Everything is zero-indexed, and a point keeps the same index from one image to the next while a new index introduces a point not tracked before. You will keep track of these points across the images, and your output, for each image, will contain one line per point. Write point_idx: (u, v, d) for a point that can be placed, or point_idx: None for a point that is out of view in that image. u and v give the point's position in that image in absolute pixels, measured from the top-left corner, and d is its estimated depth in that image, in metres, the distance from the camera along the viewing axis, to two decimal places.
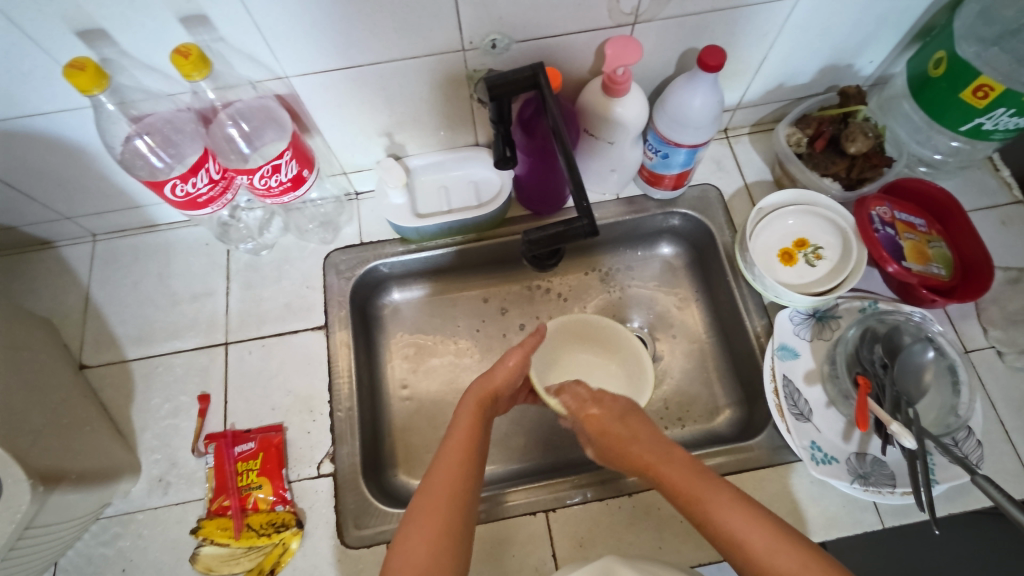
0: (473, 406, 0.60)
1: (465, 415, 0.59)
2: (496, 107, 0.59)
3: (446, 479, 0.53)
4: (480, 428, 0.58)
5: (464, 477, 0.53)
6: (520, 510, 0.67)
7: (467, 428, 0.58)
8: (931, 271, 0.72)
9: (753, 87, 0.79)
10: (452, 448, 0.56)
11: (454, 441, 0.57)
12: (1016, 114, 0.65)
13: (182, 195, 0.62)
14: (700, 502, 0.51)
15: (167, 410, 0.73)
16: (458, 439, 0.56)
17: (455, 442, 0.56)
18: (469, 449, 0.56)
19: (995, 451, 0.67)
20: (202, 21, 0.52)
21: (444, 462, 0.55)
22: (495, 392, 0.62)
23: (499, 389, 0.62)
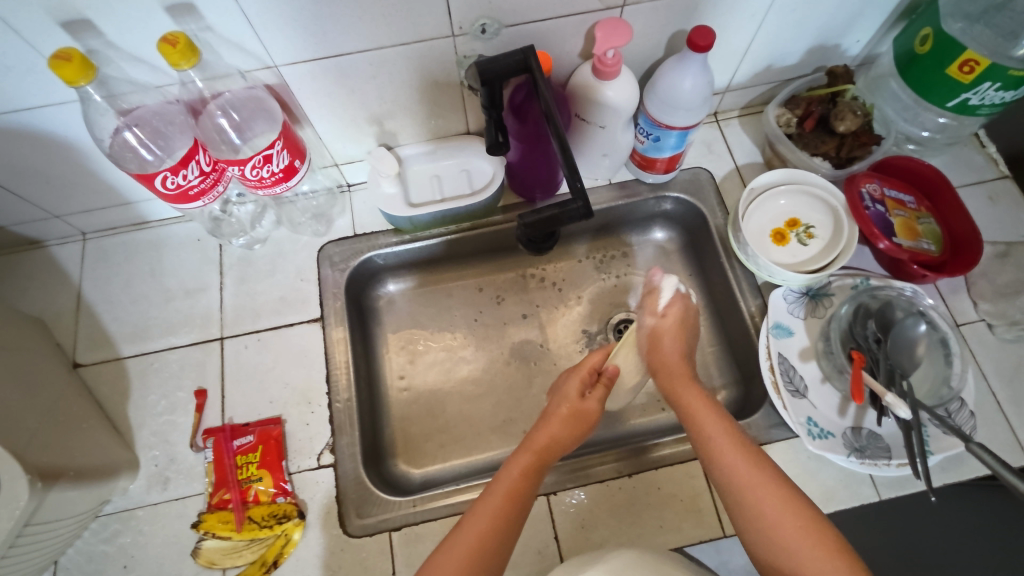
0: (528, 457, 0.59)
1: (512, 469, 0.58)
2: (487, 93, 0.59)
3: (489, 517, 0.54)
4: (526, 482, 0.57)
5: (498, 528, 0.53)
6: None
7: (512, 487, 0.56)
8: (922, 246, 0.73)
9: (742, 69, 0.79)
10: (496, 497, 0.55)
11: (497, 489, 0.56)
12: (1002, 88, 0.66)
13: (173, 187, 0.61)
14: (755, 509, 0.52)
15: (163, 406, 0.72)
16: (503, 489, 0.56)
17: (503, 488, 0.56)
18: (511, 509, 0.55)
19: (987, 421, 0.69)
20: (189, 10, 0.52)
21: (487, 506, 0.55)
22: (550, 449, 0.60)
23: (557, 445, 0.61)
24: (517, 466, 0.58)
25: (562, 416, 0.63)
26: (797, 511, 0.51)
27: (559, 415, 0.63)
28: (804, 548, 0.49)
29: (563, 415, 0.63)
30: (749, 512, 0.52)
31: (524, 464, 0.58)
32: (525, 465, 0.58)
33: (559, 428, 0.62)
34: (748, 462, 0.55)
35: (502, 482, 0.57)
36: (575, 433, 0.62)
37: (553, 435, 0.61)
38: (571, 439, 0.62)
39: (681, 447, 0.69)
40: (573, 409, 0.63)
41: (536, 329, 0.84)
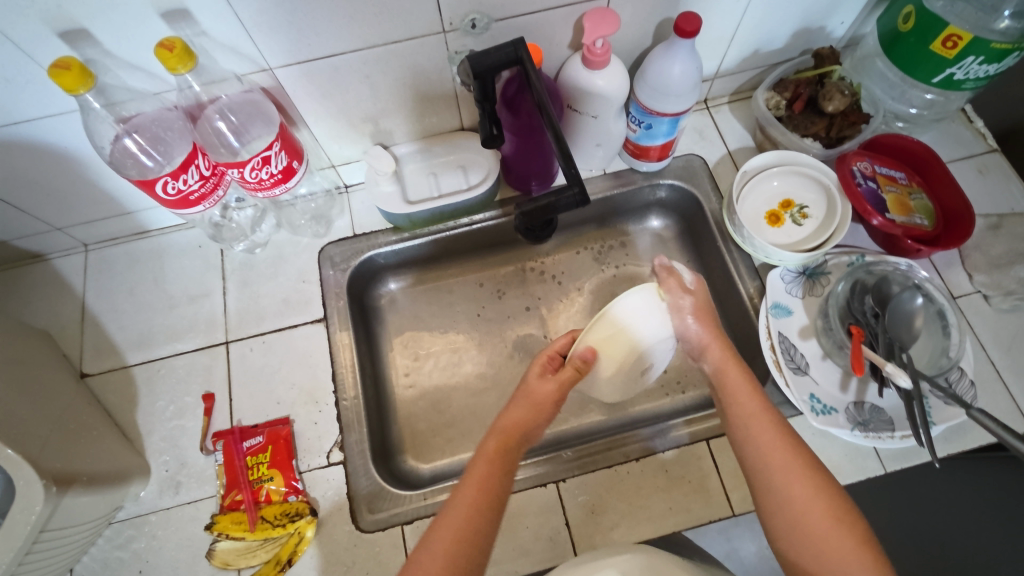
0: (496, 441, 0.56)
1: (481, 463, 0.54)
2: (480, 86, 0.60)
3: (461, 511, 0.51)
4: (497, 469, 0.54)
5: (476, 519, 0.51)
6: (530, 483, 0.68)
7: (481, 482, 0.53)
8: (915, 221, 0.74)
9: (729, 54, 0.80)
10: (467, 493, 0.52)
11: (469, 483, 0.53)
12: (985, 61, 0.67)
13: (174, 193, 0.62)
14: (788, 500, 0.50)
15: (172, 412, 0.73)
16: (476, 477, 0.53)
17: (475, 476, 0.53)
18: (485, 503, 0.51)
19: (987, 390, 0.69)
20: (184, 15, 0.53)
21: (457, 503, 0.52)
22: (518, 432, 0.56)
23: (525, 426, 0.57)
24: (484, 456, 0.54)
25: (525, 397, 0.59)
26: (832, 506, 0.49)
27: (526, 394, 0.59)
28: (826, 530, 0.48)
29: (526, 398, 0.59)
30: (769, 479, 0.51)
31: (491, 452, 0.55)
32: (492, 452, 0.55)
33: (524, 410, 0.57)
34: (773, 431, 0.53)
35: (475, 467, 0.54)
36: (542, 412, 0.58)
37: (518, 420, 0.57)
38: (540, 416, 0.57)
39: (692, 428, 0.69)
40: (536, 390, 0.59)
41: (538, 321, 0.85)
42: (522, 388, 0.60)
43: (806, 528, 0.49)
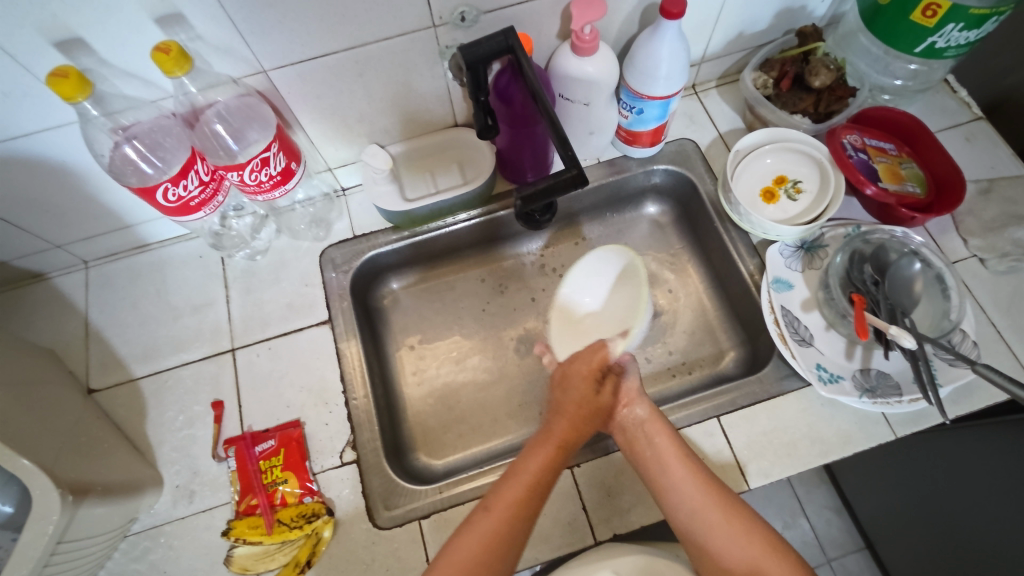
0: (546, 449, 0.61)
1: (520, 478, 0.58)
2: (473, 76, 0.61)
3: (512, 496, 0.57)
4: (547, 475, 0.59)
5: (524, 506, 0.57)
6: None
7: (533, 476, 0.59)
8: (907, 190, 0.75)
9: (715, 38, 0.81)
10: (517, 485, 0.58)
11: (510, 486, 0.58)
12: (965, 28, 0.68)
13: (175, 200, 0.62)
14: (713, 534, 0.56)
15: (182, 421, 0.72)
16: (524, 481, 0.58)
17: (520, 480, 0.58)
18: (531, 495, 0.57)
19: (991, 351, 0.70)
20: (178, 20, 0.54)
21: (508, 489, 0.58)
22: (564, 443, 0.62)
23: (572, 438, 0.62)
24: (540, 454, 0.60)
25: (575, 405, 0.64)
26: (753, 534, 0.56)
27: (576, 397, 0.64)
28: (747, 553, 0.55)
29: (568, 410, 0.64)
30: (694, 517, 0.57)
31: (540, 465, 0.59)
32: (545, 463, 0.60)
33: (568, 420, 0.63)
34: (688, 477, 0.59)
35: (523, 470, 0.59)
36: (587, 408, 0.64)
37: (569, 428, 0.63)
38: (587, 427, 0.63)
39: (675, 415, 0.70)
40: (583, 401, 0.64)
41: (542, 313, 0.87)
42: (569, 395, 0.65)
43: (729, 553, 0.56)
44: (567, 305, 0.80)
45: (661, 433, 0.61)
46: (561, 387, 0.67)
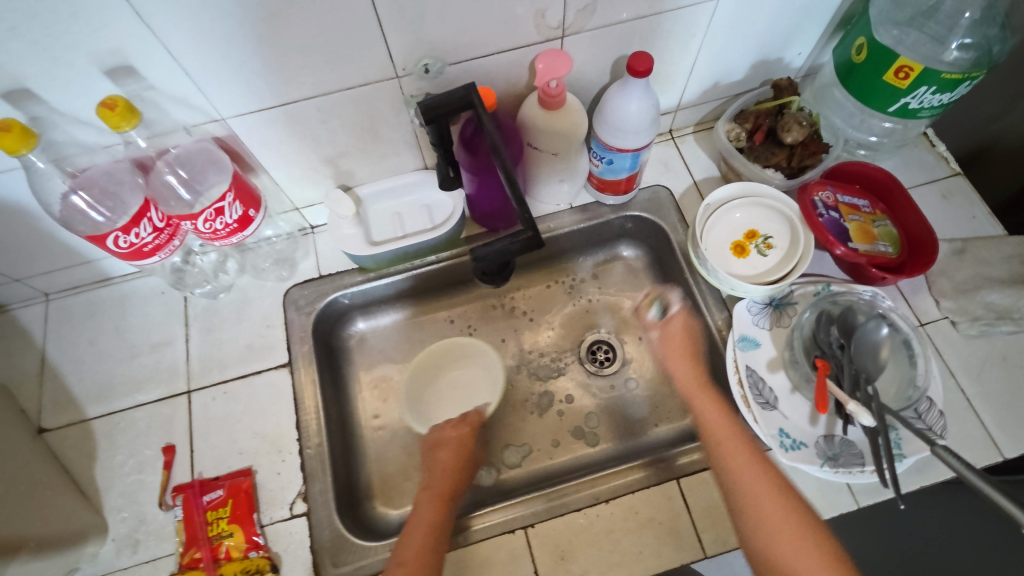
0: (435, 506, 0.65)
1: (417, 533, 0.62)
2: (434, 130, 0.60)
3: (417, 541, 0.61)
4: (440, 530, 0.63)
5: (429, 547, 0.61)
6: (498, 530, 0.68)
7: (429, 525, 0.63)
8: (879, 249, 0.74)
9: (690, 88, 0.80)
10: (416, 536, 0.61)
11: (412, 546, 0.61)
12: (938, 91, 0.67)
13: (126, 246, 0.60)
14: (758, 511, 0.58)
15: (132, 466, 0.71)
16: (421, 532, 0.62)
17: (417, 540, 0.61)
18: (433, 536, 0.61)
19: (958, 419, 0.69)
20: (129, 72, 0.53)
21: (411, 536, 0.62)
22: (448, 496, 0.67)
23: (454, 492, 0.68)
24: (432, 504, 0.65)
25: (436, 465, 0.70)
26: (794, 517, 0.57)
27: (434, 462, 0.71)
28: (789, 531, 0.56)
29: (443, 468, 0.70)
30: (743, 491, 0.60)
31: (431, 516, 0.64)
32: (433, 520, 0.63)
33: (450, 478, 0.69)
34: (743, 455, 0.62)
35: (418, 521, 0.63)
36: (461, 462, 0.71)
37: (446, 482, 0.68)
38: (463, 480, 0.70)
39: (629, 477, 0.69)
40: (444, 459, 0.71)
41: (511, 357, 0.86)
42: (428, 457, 0.72)
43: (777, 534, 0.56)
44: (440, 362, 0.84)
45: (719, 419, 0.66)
46: (438, 449, 0.72)
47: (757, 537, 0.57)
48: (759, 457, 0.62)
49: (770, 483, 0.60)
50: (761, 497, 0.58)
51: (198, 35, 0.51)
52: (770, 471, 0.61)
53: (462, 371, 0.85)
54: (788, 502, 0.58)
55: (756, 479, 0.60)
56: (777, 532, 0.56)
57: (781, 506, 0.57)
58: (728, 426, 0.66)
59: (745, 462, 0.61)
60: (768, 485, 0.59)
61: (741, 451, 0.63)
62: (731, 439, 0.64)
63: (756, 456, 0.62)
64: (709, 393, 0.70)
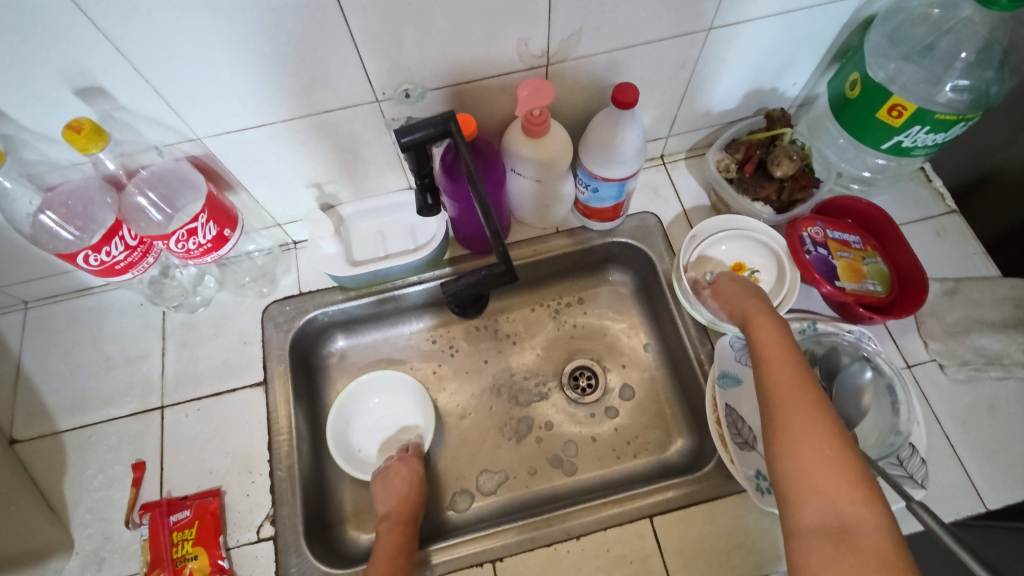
0: (394, 535, 0.65)
1: (384, 556, 0.62)
2: (413, 159, 0.58)
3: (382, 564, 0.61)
4: (402, 556, 0.63)
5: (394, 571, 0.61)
6: (470, 560, 0.67)
7: (393, 549, 0.63)
8: (867, 288, 0.73)
9: (681, 116, 0.79)
10: (381, 563, 0.62)
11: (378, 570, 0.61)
12: (932, 131, 0.65)
13: (97, 264, 0.60)
14: (783, 424, 0.49)
15: (101, 481, 0.70)
16: (386, 556, 0.62)
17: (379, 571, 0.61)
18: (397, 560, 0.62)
19: (941, 466, 0.68)
20: (99, 92, 0.52)
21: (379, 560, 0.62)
22: (407, 521, 0.67)
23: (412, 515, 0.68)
24: (394, 530, 0.66)
25: (387, 490, 0.70)
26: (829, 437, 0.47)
27: (383, 491, 0.70)
28: (813, 450, 0.47)
29: (398, 493, 0.70)
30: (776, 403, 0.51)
31: (393, 542, 0.64)
32: (397, 544, 0.64)
33: (405, 505, 0.69)
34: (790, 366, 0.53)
35: (382, 546, 0.64)
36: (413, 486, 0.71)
37: (404, 506, 0.68)
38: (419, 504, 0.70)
39: (602, 513, 0.68)
40: (397, 486, 0.70)
41: (492, 380, 0.84)
42: (377, 480, 0.72)
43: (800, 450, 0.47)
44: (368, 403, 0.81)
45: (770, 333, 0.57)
46: (381, 482, 0.71)
47: (785, 463, 0.48)
48: (804, 376, 0.52)
49: (809, 403, 0.49)
50: (792, 419, 0.49)
51: (169, 58, 0.51)
52: (815, 392, 0.50)
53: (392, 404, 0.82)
54: (826, 427, 0.48)
55: (792, 397, 0.50)
56: (801, 447, 0.47)
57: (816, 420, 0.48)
58: (778, 341, 0.56)
59: (782, 379, 0.52)
60: (807, 406, 0.49)
61: (786, 367, 0.53)
62: (773, 354, 0.55)
63: (802, 374, 0.52)
64: (768, 317, 0.59)
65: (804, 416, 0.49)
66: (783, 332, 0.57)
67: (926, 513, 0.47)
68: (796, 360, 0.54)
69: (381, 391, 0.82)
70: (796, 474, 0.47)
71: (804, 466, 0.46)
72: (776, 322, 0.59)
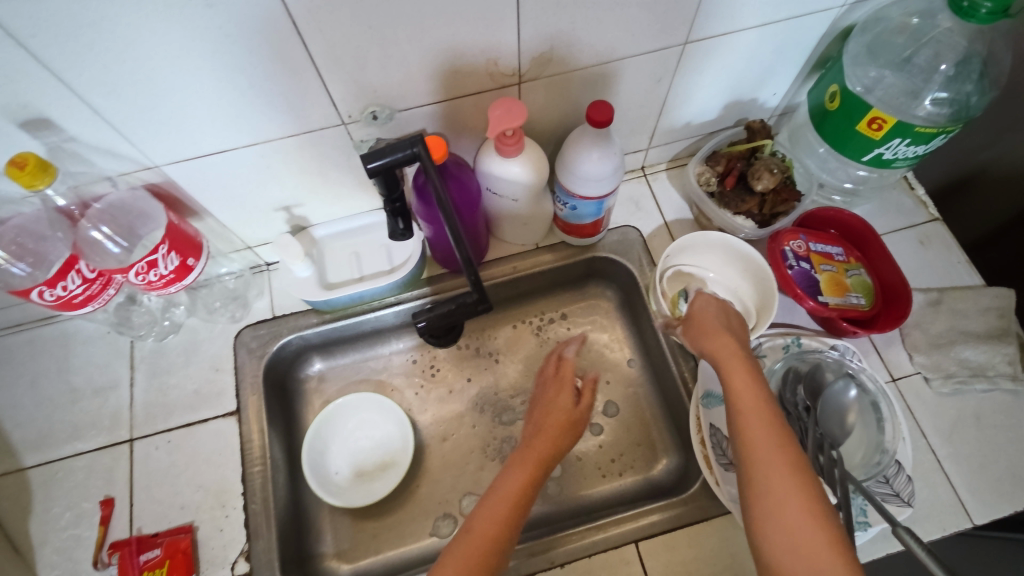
0: (527, 469, 0.59)
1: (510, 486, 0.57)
2: (382, 184, 0.56)
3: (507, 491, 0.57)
4: (527, 494, 0.57)
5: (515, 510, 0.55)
6: (544, 563, 0.66)
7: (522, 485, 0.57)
8: (850, 302, 0.72)
9: (660, 128, 0.77)
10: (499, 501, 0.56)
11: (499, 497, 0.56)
12: (912, 143, 0.64)
13: (53, 299, 0.58)
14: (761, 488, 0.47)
15: (68, 520, 0.68)
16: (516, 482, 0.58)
17: (503, 497, 0.56)
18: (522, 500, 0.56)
19: (927, 482, 0.67)
20: (46, 124, 0.50)
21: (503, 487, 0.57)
22: (545, 458, 0.61)
23: (549, 455, 0.62)
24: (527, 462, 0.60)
25: (546, 422, 0.66)
26: (808, 500, 0.45)
27: (541, 431, 0.65)
28: (793, 518, 0.45)
29: (551, 424, 0.66)
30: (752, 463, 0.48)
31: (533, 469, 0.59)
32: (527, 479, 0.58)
33: (546, 439, 0.63)
34: (765, 419, 0.50)
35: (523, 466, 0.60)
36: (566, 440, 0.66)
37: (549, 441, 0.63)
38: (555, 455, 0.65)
39: (587, 539, 0.67)
40: (555, 414, 0.67)
41: (474, 401, 0.82)
42: (535, 412, 0.69)
43: (781, 517, 0.45)
44: (345, 429, 0.79)
45: (740, 376, 0.53)
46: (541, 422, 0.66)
47: (769, 533, 0.46)
48: (784, 435, 0.49)
49: (788, 466, 0.47)
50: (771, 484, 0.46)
51: (118, 88, 0.48)
52: (794, 452, 0.48)
53: (364, 426, 0.80)
54: (806, 493, 0.45)
55: (772, 466, 0.47)
56: (782, 517, 0.45)
57: (792, 483, 0.46)
58: (752, 387, 0.52)
59: (761, 437, 0.49)
60: (789, 475, 0.46)
61: (763, 426, 0.49)
62: (748, 403, 0.51)
63: (782, 435, 0.49)
64: (742, 359, 0.55)
65: (781, 481, 0.46)
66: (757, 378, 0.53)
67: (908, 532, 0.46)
68: (775, 417, 0.50)
69: (354, 414, 0.80)
70: (780, 543, 0.45)
71: (786, 535, 0.45)
72: (750, 366, 0.55)
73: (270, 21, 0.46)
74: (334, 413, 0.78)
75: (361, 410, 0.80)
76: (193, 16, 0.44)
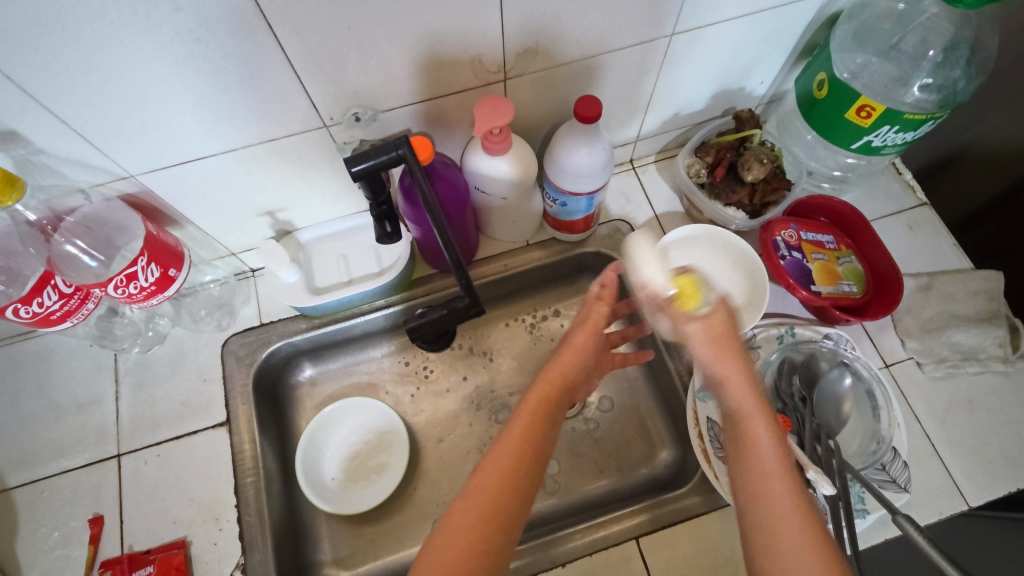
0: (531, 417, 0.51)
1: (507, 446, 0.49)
2: (368, 189, 0.55)
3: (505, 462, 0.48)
4: (528, 462, 0.49)
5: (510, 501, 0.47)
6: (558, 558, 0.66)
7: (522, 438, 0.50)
8: (843, 290, 0.72)
9: (648, 121, 0.77)
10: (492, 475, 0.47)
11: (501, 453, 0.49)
12: (901, 130, 0.64)
13: (29, 316, 0.56)
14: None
15: (56, 540, 0.66)
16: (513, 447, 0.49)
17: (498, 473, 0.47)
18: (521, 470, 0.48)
19: (924, 467, 0.67)
20: (12, 136, 0.48)
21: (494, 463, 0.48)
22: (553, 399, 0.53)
23: (558, 394, 0.54)
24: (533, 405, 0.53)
25: (571, 344, 0.58)
26: None
27: (574, 345, 0.58)
28: None
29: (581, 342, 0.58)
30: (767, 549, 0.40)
31: (515, 443, 0.50)
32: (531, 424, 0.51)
33: (569, 364, 0.56)
34: (787, 496, 0.41)
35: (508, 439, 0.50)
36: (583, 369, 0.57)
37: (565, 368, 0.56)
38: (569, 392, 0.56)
39: (587, 538, 0.66)
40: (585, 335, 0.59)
41: (469, 401, 0.81)
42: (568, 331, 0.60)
43: None
44: (338, 435, 0.78)
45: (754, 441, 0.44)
46: (561, 351, 0.58)
47: None
48: (807, 515, 0.41)
49: (815, 552, 0.39)
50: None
51: (84, 97, 0.46)
52: (821, 539, 0.40)
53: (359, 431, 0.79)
54: None
55: (788, 547, 0.40)
56: None
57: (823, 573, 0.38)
58: (770, 454, 0.43)
59: (781, 519, 0.41)
60: (808, 558, 0.39)
61: (782, 502, 0.41)
62: (765, 476, 0.42)
63: (808, 521, 0.40)
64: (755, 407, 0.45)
65: (808, 574, 0.39)
66: (773, 443, 0.44)
67: (906, 519, 0.47)
68: (797, 496, 0.42)
69: (348, 421, 0.78)
70: None
71: None
72: (764, 429, 0.44)
73: (242, 22, 0.44)
74: (327, 420, 0.77)
75: (354, 415, 0.78)
76: (160, 20, 0.42)
